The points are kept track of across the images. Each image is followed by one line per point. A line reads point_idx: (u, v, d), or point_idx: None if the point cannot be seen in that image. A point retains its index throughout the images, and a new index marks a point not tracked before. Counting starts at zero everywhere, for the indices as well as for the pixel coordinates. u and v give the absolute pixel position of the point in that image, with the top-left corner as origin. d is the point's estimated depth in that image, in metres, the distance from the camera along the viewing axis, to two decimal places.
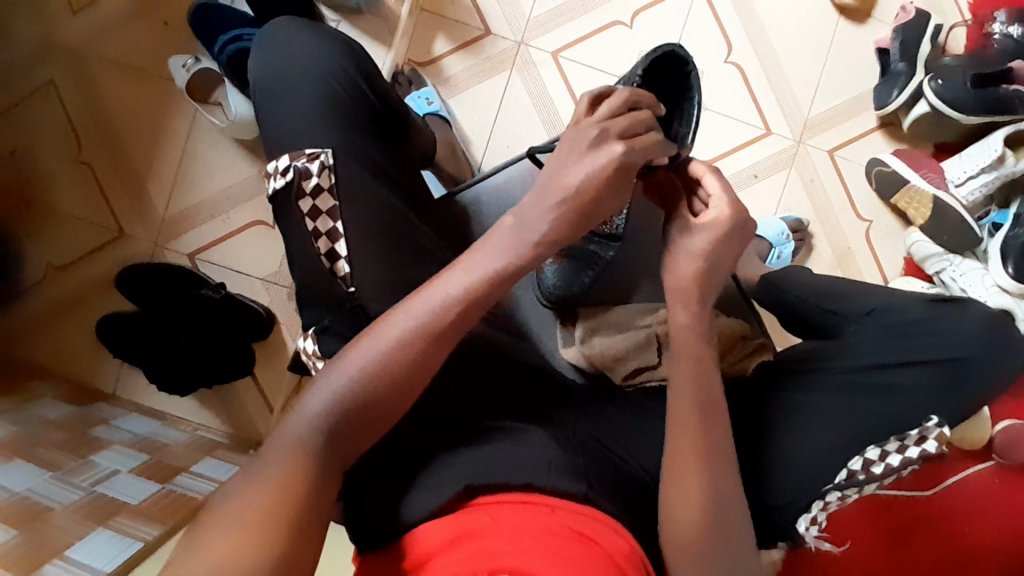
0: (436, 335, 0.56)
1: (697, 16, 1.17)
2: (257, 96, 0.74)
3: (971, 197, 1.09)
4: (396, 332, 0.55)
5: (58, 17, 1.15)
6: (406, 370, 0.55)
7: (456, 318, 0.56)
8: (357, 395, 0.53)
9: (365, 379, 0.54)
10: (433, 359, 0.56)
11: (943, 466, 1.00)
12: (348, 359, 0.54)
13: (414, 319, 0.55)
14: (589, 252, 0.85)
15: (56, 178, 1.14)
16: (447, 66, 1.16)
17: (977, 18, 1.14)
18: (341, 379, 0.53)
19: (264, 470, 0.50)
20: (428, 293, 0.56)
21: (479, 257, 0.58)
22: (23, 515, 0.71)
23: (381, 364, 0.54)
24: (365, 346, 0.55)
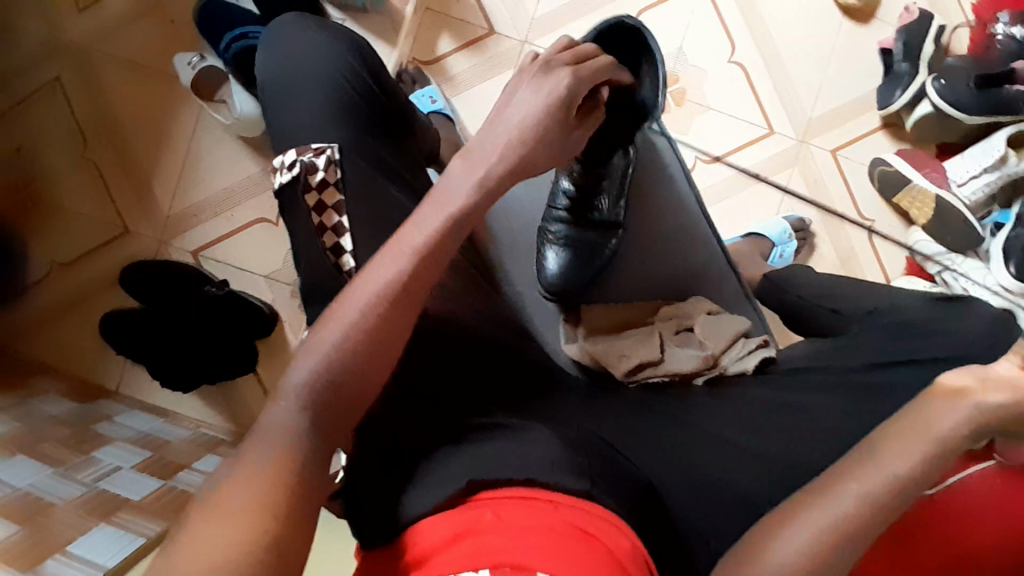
0: (406, 298, 0.53)
1: (701, 16, 1.17)
2: (264, 92, 0.74)
3: (974, 197, 1.09)
4: (362, 300, 0.52)
5: (63, 15, 1.15)
6: (374, 342, 0.52)
7: (420, 285, 0.54)
8: (330, 378, 0.50)
9: (342, 356, 0.51)
10: (398, 331, 0.53)
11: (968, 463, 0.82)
12: (318, 342, 0.51)
13: (370, 294, 0.53)
14: (591, 242, 0.88)
15: (60, 175, 1.15)
16: (450, 65, 1.17)
17: (981, 19, 1.14)
18: (312, 358, 0.50)
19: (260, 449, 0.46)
20: (378, 266, 0.54)
21: (435, 213, 0.56)
22: (26, 510, 0.72)
23: (353, 339, 0.51)
24: (336, 323, 0.51)
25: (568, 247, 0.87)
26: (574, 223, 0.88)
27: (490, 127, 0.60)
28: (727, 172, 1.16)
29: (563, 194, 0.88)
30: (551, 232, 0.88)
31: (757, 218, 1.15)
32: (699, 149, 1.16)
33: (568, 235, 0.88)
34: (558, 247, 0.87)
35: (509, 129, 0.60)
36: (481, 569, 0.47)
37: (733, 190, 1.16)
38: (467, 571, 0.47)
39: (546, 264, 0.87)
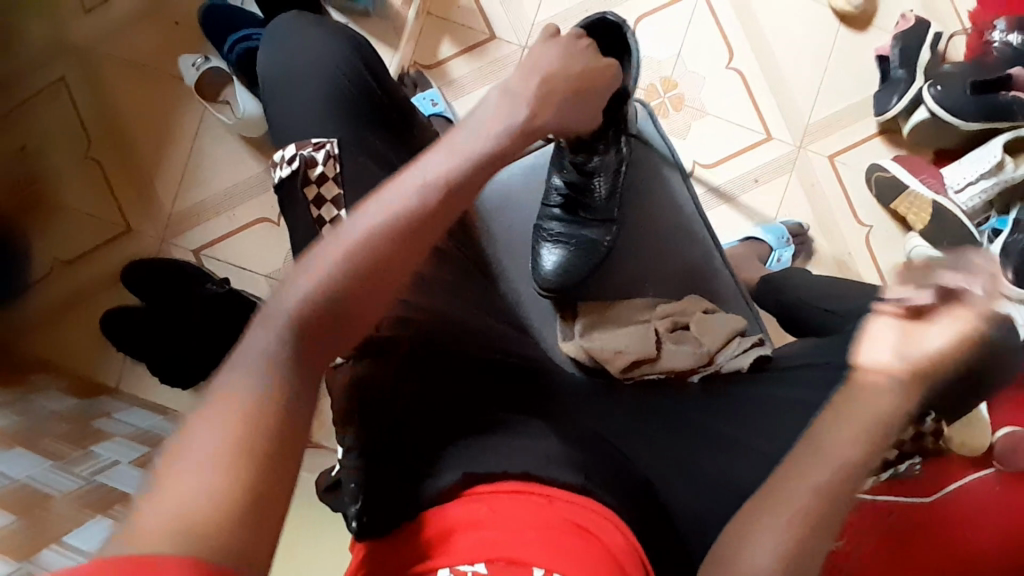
0: (420, 228, 0.51)
1: (699, 23, 1.18)
2: (266, 89, 0.76)
3: (971, 204, 1.10)
4: (374, 222, 0.49)
5: (69, 16, 1.17)
6: (365, 281, 0.48)
7: (417, 230, 0.50)
8: (314, 309, 0.47)
9: (343, 275, 0.48)
10: (390, 273, 0.49)
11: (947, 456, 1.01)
12: (306, 271, 0.48)
13: (360, 232, 0.49)
14: (587, 238, 0.85)
15: (63, 174, 1.16)
16: (452, 69, 1.18)
17: (976, 26, 1.16)
18: (312, 272, 0.48)
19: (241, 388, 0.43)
20: (373, 204, 0.51)
21: (436, 164, 0.54)
22: (23, 502, 0.72)
23: (355, 257, 0.48)
24: (341, 241, 0.49)
25: (564, 245, 0.84)
26: (569, 219, 0.85)
27: (513, 90, 0.62)
28: (726, 177, 1.17)
29: (557, 190, 0.86)
30: (545, 230, 0.86)
31: (755, 222, 1.17)
32: (697, 154, 1.17)
33: (564, 232, 0.85)
34: (554, 245, 0.85)
35: (509, 107, 0.61)
36: (479, 565, 0.49)
37: (731, 195, 1.17)
38: (465, 565, 0.49)
39: (542, 261, 0.84)
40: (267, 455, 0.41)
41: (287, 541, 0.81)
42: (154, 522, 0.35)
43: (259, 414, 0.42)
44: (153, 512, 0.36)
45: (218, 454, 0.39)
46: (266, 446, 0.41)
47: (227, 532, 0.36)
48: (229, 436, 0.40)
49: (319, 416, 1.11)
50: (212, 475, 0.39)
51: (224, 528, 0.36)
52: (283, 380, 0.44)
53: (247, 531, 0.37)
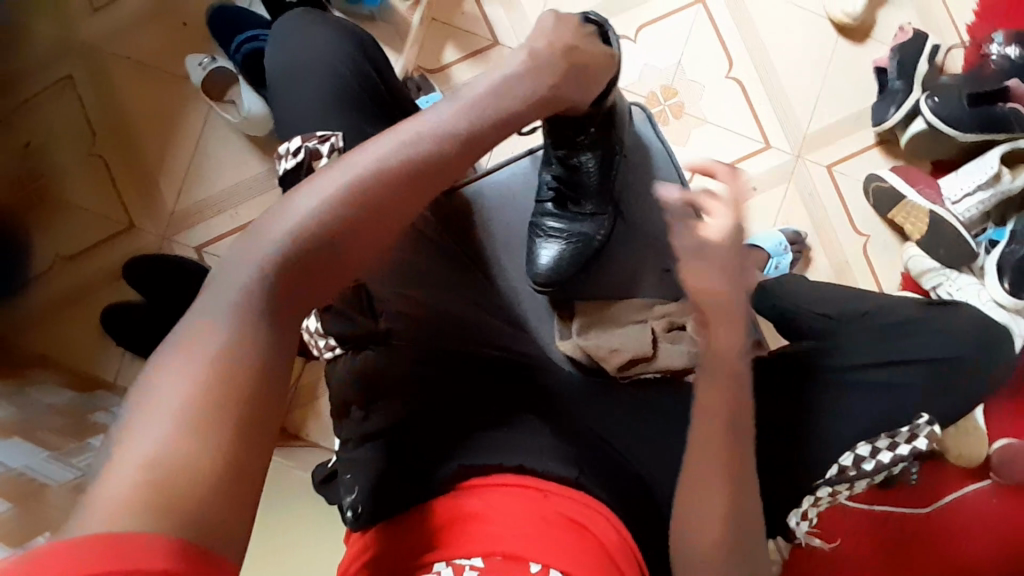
0: (419, 179, 0.53)
1: (699, 33, 1.20)
2: (271, 84, 0.77)
3: (968, 214, 1.10)
4: (372, 159, 0.52)
5: (78, 15, 1.18)
6: (341, 236, 0.50)
7: (394, 188, 0.52)
8: (287, 256, 0.48)
9: (338, 208, 0.50)
10: (367, 231, 0.51)
11: (942, 464, 1.05)
12: (280, 219, 0.49)
13: (336, 185, 0.50)
14: (581, 234, 0.84)
15: (67, 170, 1.17)
16: (455, 74, 1.19)
17: (975, 40, 1.17)
18: (309, 200, 0.49)
19: (206, 345, 0.42)
20: (351, 160, 0.52)
21: (415, 128, 0.55)
22: (18, 492, 0.72)
23: (351, 190, 0.50)
24: (338, 171, 0.51)
25: (560, 241, 0.83)
26: (562, 213, 0.84)
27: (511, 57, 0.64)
28: None
29: (548, 185, 0.85)
30: (541, 226, 0.84)
31: (753, 230, 1.17)
32: (697, 162, 1.18)
33: (559, 228, 0.84)
34: (549, 241, 0.83)
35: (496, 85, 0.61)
36: (475, 557, 0.50)
37: None
38: (462, 557, 0.51)
39: (537, 258, 0.82)
40: (239, 418, 0.41)
41: (282, 538, 0.81)
42: (121, 489, 0.35)
43: (224, 376, 0.41)
44: (114, 479, 0.36)
45: (181, 415, 0.39)
46: (232, 407, 0.41)
47: (199, 497, 0.37)
48: (193, 398, 0.40)
49: (317, 416, 1.11)
50: (177, 437, 0.38)
51: (195, 492, 0.37)
52: (253, 334, 0.44)
53: (219, 495, 0.38)
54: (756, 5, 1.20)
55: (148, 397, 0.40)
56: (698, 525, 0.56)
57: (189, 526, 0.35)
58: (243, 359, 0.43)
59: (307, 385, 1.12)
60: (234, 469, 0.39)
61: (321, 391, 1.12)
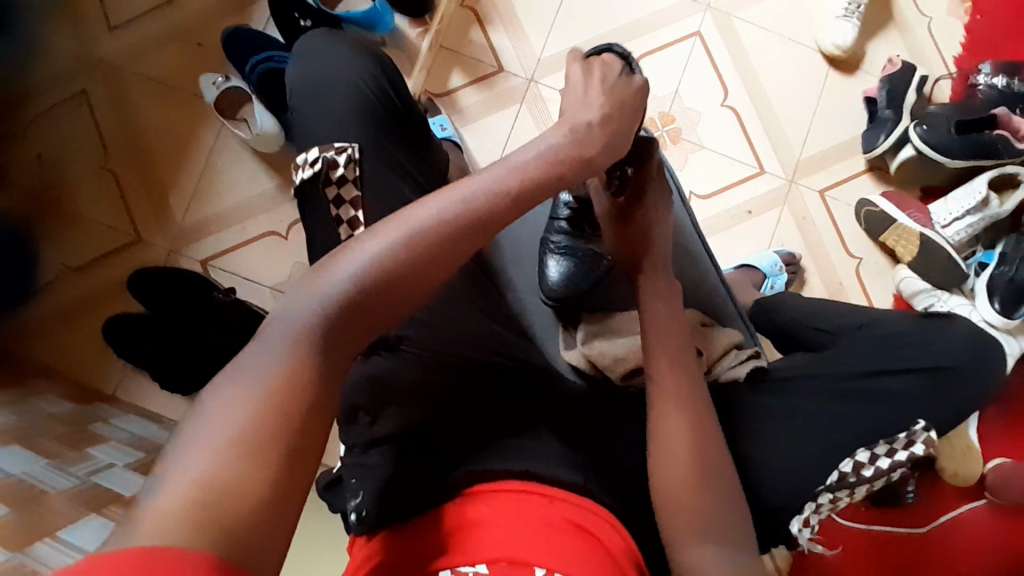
0: (474, 231, 0.54)
1: (696, 62, 1.25)
2: (291, 100, 0.80)
3: (957, 238, 1.14)
4: (434, 211, 0.53)
5: (96, 34, 1.22)
6: (398, 282, 0.51)
7: (453, 238, 0.53)
8: (347, 297, 0.49)
9: (399, 256, 0.51)
10: (421, 276, 0.52)
11: (939, 483, 1.07)
12: (342, 261, 0.51)
13: (400, 232, 0.52)
14: (591, 251, 0.85)
15: (77, 183, 1.19)
16: (461, 97, 1.24)
17: (961, 72, 1.23)
18: (372, 245, 0.51)
19: (258, 377, 0.43)
20: (415, 209, 0.53)
21: (477, 182, 0.56)
22: (18, 496, 0.71)
23: (411, 239, 0.52)
24: (401, 220, 0.53)
25: (569, 256, 0.84)
26: (575, 233, 0.86)
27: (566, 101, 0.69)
28: (722, 208, 1.22)
29: (565, 204, 0.87)
30: (552, 242, 0.86)
31: (749, 252, 1.20)
32: (694, 185, 1.22)
33: (569, 245, 0.85)
34: (559, 257, 0.84)
35: None
36: (479, 564, 0.50)
37: (726, 226, 1.21)
38: (466, 565, 0.50)
39: (545, 275, 0.84)
40: (286, 448, 0.41)
41: None
42: (167, 511, 0.36)
43: (273, 403, 0.42)
44: (160, 504, 0.36)
45: (234, 440, 0.40)
46: (278, 433, 0.41)
47: (240, 520, 0.37)
48: (242, 426, 0.41)
49: None
50: (223, 462, 0.39)
51: (240, 514, 0.37)
52: (305, 369, 0.45)
53: (260, 521, 0.38)
54: (750, 37, 1.26)
55: (195, 428, 0.40)
56: (689, 530, 0.60)
57: (229, 549, 0.36)
58: (295, 389, 0.44)
59: None
60: (276, 492, 0.39)
61: None
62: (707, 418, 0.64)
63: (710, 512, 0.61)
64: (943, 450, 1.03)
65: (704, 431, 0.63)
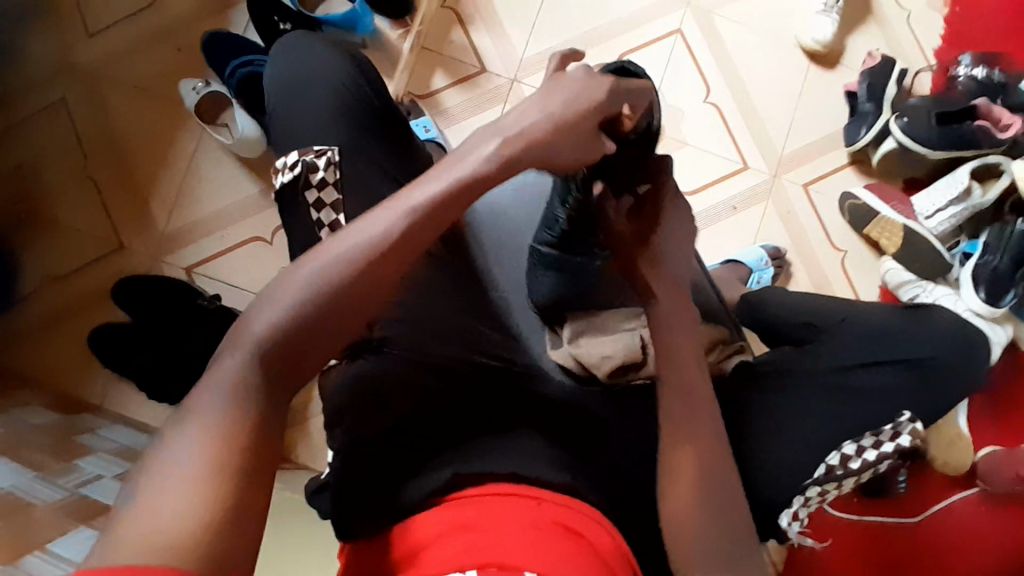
0: (411, 242, 0.56)
1: (678, 59, 1.25)
2: (271, 103, 0.79)
3: (941, 228, 1.15)
4: (370, 229, 0.55)
5: (72, 41, 1.20)
6: (338, 302, 0.53)
7: (390, 251, 0.54)
8: (288, 322, 0.51)
9: (336, 277, 0.53)
10: (360, 293, 0.54)
11: (929, 472, 1.08)
12: (282, 289, 0.53)
13: (336, 252, 0.54)
14: (579, 263, 0.77)
15: (57, 192, 1.17)
16: (445, 99, 1.23)
17: (941, 64, 1.25)
18: (309, 269, 0.53)
19: (208, 409, 0.46)
20: (352, 229, 0.55)
21: (412, 192, 0.57)
22: (2, 509, 0.70)
23: (346, 260, 0.53)
24: (337, 243, 0.54)
25: (555, 270, 0.78)
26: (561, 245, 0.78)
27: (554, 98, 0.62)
28: (708, 204, 1.22)
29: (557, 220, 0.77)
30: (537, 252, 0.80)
31: (736, 247, 1.21)
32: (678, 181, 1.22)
33: (556, 256, 0.78)
34: (546, 270, 0.79)
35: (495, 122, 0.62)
36: (471, 569, 0.49)
37: (713, 221, 1.22)
38: (457, 571, 0.49)
39: (533, 285, 0.80)
40: (239, 469, 0.44)
41: (269, 559, 0.79)
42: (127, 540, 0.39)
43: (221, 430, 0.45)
44: (124, 533, 0.39)
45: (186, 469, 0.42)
46: (231, 455, 0.44)
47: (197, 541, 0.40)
48: (196, 454, 0.43)
49: (307, 437, 1.10)
50: (181, 488, 0.42)
51: (201, 532, 0.40)
52: (251, 396, 0.48)
53: (217, 538, 0.41)
54: (731, 34, 1.26)
55: (150, 463, 0.43)
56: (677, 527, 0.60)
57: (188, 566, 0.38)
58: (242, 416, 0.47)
59: (298, 408, 1.11)
60: (230, 511, 0.42)
61: (313, 412, 1.11)
62: (697, 414, 0.64)
63: (701, 509, 0.60)
64: (933, 440, 1.04)
65: (691, 427, 0.64)
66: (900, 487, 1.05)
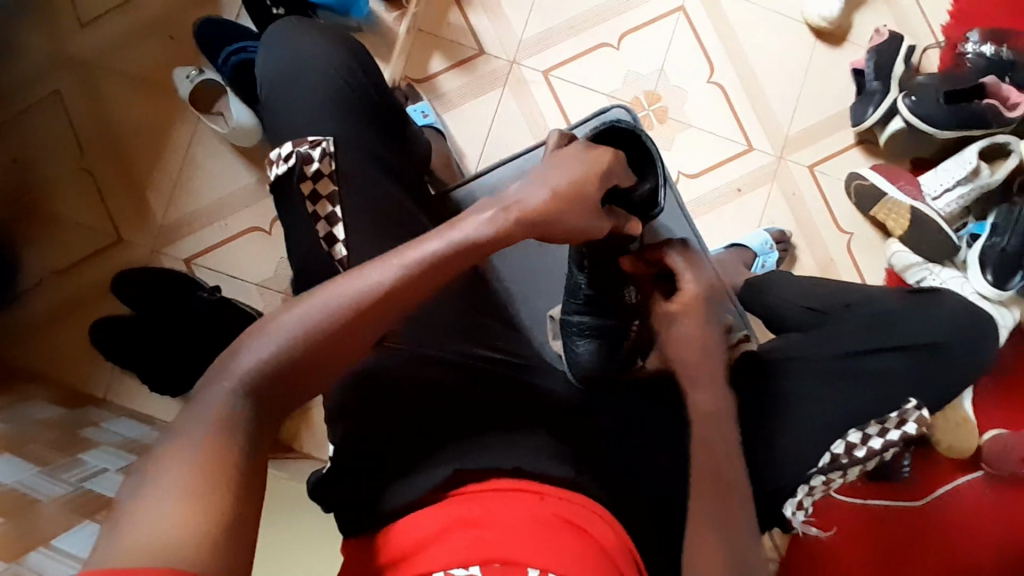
0: (412, 291, 0.57)
1: (681, 38, 1.23)
2: (265, 93, 0.78)
3: (949, 209, 1.13)
4: (372, 276, 0.56)
5: (63, 30, 1.18)
6: (333, 343, 0.54)
7: (387, 303, 0.56)
8: (282, 363, 0.52)
9: (335, 320, 0.54)
10: (355, 338, 0.55)
11: (933, 456, 1.08)
12: (280, 324, 0.54)
13: (335, 298, 0.55)
14: (615, 330, 0.77)
15: (55, 186, 1.16)
16: (442, 82, 1.21)
17: (949, 40, 1.21)
18: (310, 309, 0.54)
19: (201, 439, 0.45)
20: (356, 274, 0.57)
21: (415, 246, 0.59)
22: (10, 504, 0.70)
23: (347, 305, 0.55)
24: (341, 285, 0.56)
25: (594, 339, 0.77)
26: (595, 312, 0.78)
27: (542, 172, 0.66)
28: (710, 187, 1.20)
29: (582, 289, 0.77)
30: (571, 321, 0.79)
31: (740, 230, 1.19)
32: (681, 164, 1.20)
33: (592, 324, 0.78)
34: (583, 339, 0.78)
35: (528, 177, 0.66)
36: (475, 565, 0.49)
37: (717, 205, 1.20)
38: (461, 565, 0.49)
39: (573, 355, 0.78)
40: (233, 487, 0.44)
41: (273, 549, 0.80)
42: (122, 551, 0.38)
43: (217, 452, 0.45)
44: (118, 560, 0.38)
45: (183, 484, 0.43)
46: (228, 483, 0.44)
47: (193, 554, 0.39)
48: (192, 483, 0.43)
49: (310, 426, 1.11)
50: (179, 511, 0.41)
51: (202, 554, 0.39)
52: (244, 426, 0.48)
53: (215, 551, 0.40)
54: (736, 11, 1.23)
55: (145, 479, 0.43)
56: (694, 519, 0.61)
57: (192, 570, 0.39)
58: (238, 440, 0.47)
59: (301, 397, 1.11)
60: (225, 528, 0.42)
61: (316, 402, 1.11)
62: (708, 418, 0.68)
63: None
64: (938, 425, 1.04)
65: None
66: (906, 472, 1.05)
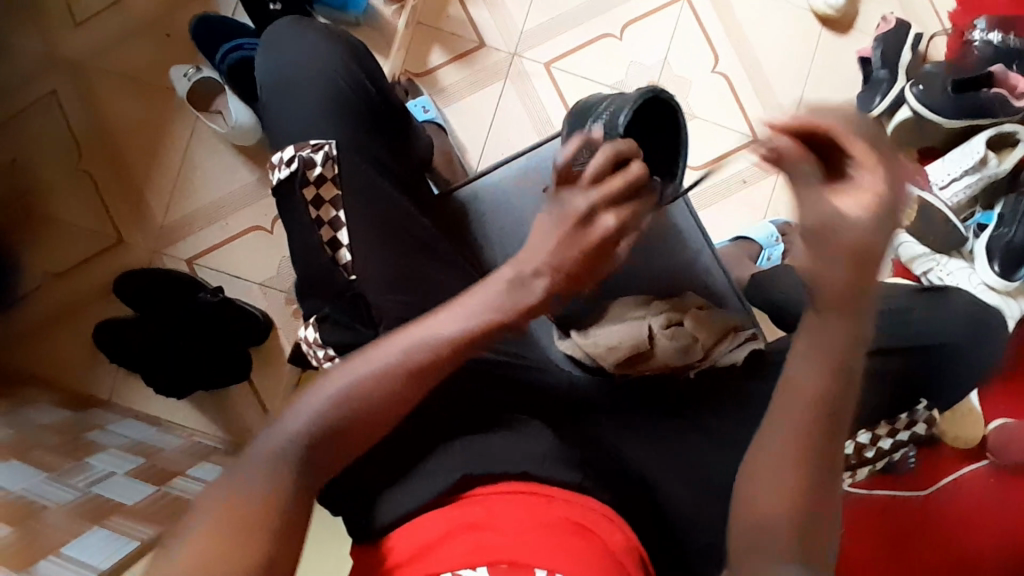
0: (459, 354, 0.56)
1: (685, 29, 1.20)
2: (264, 94, 0.77)
3: (955, 199, 1.11)
4: (419, 337, 0.56)
5: (58, 29, 1.17)
6: (380, 404, 0.54)
7: (446, 364, 0.56)
8: (334, 421, 0.53)
9: (381, 382, 0.54)
10: (402, 400, 0.55)
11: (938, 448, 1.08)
12: (326, 386, 0.54)
13: (382, 359, 0.55)
14: None
15: (53, 188, 1.16)
16: (442, 76, 1.19)
17: (957, 27, 1.19)
18: (357, 370, 0.55)
19: (243, 479, 0.50)
20: (402, 334, 0.56)
21: (461, 305, 0.57)
22: (16, 512, 0.70)
23: (394, 366, 0.55)
24: (388, 345, 0.56)
25: None
26: None
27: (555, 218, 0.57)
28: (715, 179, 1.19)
29: None
30: None
31: (744, 222, 1.18)
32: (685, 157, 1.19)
33: None
34: None
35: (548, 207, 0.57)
36: (480, 568, 0.49)
37: (722, 197, 1.19)
38: (467, 569, 0.50)
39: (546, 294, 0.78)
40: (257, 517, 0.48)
41: None
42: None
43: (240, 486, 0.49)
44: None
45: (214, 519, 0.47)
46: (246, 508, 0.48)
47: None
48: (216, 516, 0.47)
49: None
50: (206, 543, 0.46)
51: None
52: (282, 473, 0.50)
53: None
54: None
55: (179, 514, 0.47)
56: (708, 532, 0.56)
57: None
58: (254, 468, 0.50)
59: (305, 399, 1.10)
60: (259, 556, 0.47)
61: None
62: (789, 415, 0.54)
63: None
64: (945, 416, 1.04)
65: None
66: (910, 464, 1.05)
